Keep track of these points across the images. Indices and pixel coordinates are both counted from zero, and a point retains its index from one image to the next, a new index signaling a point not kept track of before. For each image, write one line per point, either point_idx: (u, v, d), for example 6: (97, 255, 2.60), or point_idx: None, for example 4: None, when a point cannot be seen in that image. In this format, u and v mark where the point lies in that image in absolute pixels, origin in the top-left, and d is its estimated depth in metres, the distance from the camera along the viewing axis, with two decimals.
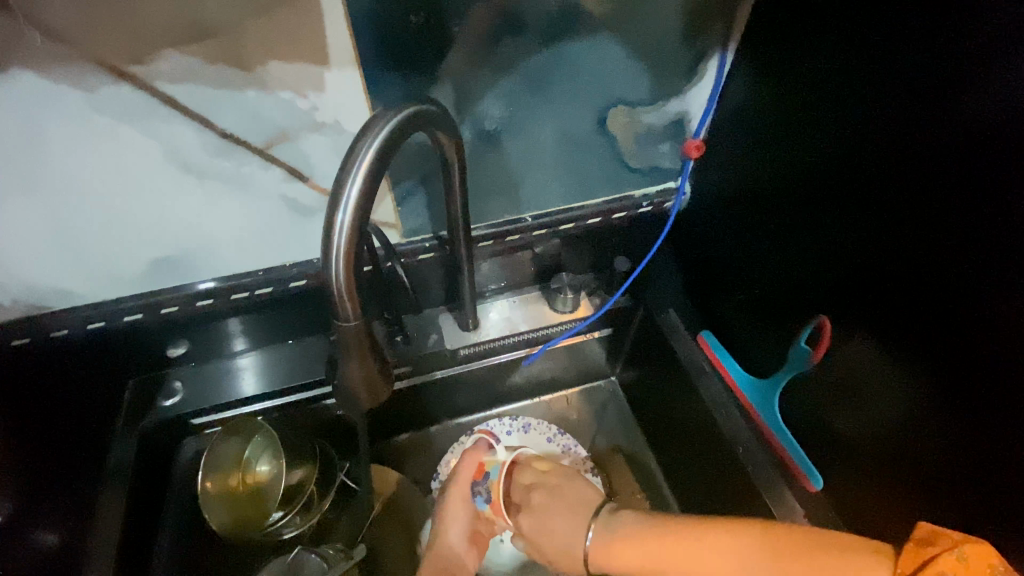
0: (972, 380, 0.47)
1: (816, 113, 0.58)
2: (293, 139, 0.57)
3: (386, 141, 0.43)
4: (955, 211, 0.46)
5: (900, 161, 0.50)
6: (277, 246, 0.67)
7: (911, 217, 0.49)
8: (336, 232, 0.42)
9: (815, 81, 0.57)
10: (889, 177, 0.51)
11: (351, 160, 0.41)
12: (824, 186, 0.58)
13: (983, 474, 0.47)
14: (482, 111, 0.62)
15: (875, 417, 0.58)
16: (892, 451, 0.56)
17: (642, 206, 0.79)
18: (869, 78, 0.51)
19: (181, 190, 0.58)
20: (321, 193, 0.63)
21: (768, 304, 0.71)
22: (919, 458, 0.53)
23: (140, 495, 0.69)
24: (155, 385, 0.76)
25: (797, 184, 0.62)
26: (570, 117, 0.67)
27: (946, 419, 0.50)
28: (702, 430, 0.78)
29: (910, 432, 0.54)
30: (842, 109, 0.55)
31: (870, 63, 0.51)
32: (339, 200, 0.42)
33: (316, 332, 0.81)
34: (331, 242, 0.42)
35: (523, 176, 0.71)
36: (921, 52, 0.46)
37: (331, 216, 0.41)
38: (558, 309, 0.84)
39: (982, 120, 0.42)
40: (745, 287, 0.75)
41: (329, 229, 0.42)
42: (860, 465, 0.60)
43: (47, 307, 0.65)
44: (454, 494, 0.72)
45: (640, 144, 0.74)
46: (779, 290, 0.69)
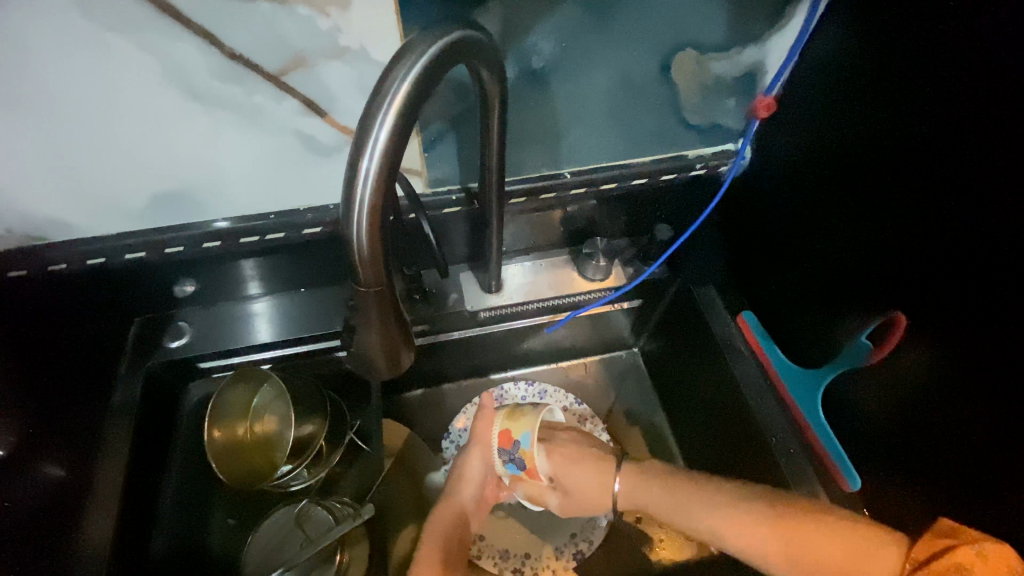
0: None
1: (918, 76, 0.48)
2: (311, 66, 0.49)
3: (421, 75, 0.35)
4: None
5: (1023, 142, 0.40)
6: (291, 188, 0.61)
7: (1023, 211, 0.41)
8: (360, 181, 0.35)
9: (922, 34, 0.47)
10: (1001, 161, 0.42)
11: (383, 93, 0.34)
12: (913, 166, 0.50)
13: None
14: (530, 45, 0.54)
15: (932, 433, 0.52)
16: (948, 472, 0.51)
17: (695, 168, 0.71)
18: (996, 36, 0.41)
19: (185, 119, 0.51)
20: (341, 132, 0.55)
21: (823, 292, 0.64)
22: (978, 485, 0.48)
23: (146, 440, 0.67)
24: (161, 325, 0.72)
25: (879, 160, 0.53)
26: (631, 59, 0.57)
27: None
28: (729, 416, 0.73)
29: (973, 457, 0.48)
30: (951, 72, 0.45)
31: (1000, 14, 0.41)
32: (365, 142, 0.35)
33: (329, 283, 0.76)
34: (354, 190, 0.36)
35: (568, 125, 0.62)
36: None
37: (356, 161, 0.35)
38: (587, 277, 0.78)
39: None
40: (802, 269, 0.67)
41: (351, 176, 0.35)
42: (912, 480, 0.55)
43: (45, 239, 0.60)
44: (474, 443, 0.71)
45: (704, 98, 0.64)
46: (839, 278, 0.61)
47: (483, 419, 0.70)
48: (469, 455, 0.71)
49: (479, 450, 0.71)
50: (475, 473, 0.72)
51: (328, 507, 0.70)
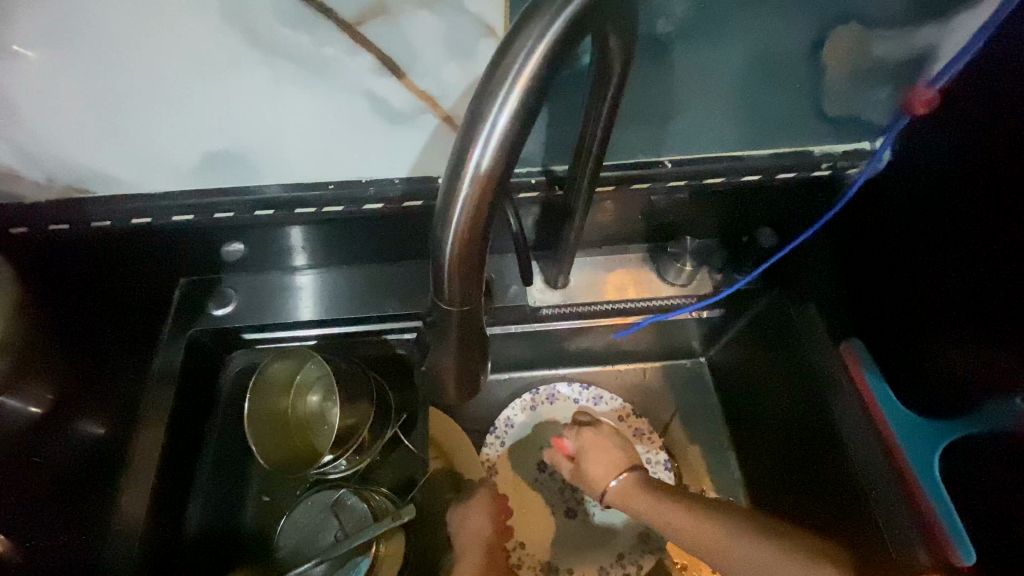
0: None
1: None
2: (396, 16, 0.41)
3: (551, 43, 0.27)
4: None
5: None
6: (355, 157, 0.53)
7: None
8: (468, 177, 0.29)
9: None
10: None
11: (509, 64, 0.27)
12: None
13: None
14: (659, 5, 0.44)
15: None
16: None
17: (820, 167, 0.60)
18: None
19: (245, 69, 0.44)
20: (418, 98, 0.47)
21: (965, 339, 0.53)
22: None
23: (185, 412, 0.64)
24: (206, 290, 0.68)
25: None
26: (775, 32, 0.47)
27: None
28: (816, 447, 0.64)
29: None
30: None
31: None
32: (479, 131, 0.28)
33: (384, 260, 0.70)
34: (456, 191, 0.29)
35: (683, 107, 0.52)
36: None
37: (468, 154, 0.28)
38: (668, 280, 0.69)
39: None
40: (940, 301, 0.56)
41: (459, 168, 0.29)
42: None
43: (90, 192, 0.54)
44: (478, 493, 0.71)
45: (851, 84, 0.53)
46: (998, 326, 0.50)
47: (478, 499, 0.70)
48: (470, 506, 0.69)
49: (484, 501, 0.70)
50: (479, 523, 0.68)
51: (366, 499, 0.66)
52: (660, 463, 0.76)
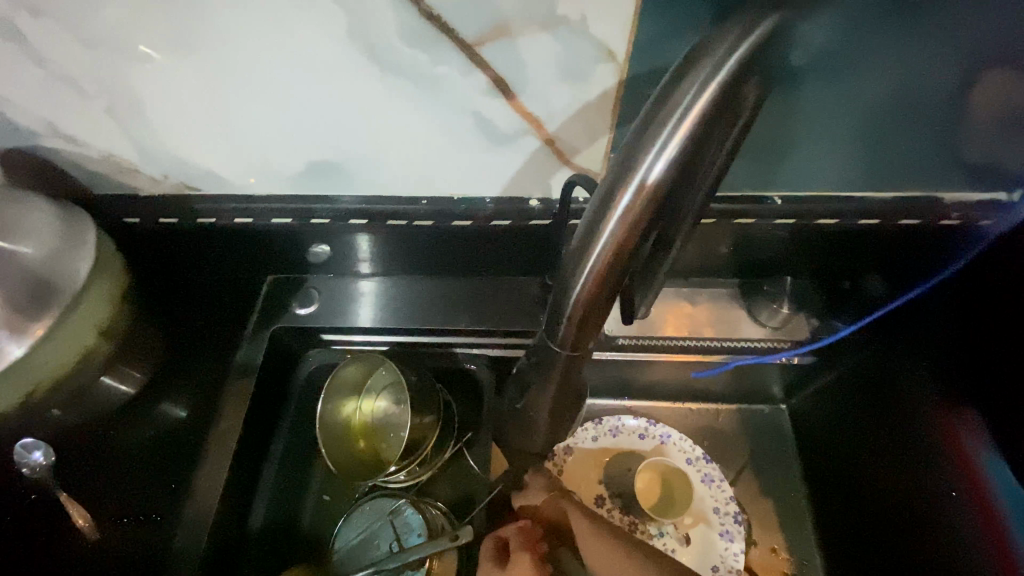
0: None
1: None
2: (516, 38, 0.40)
3: (714, 91, 0.29)
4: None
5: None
6: (451, 174, 0.53)
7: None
8: (620, 211, 0.31)
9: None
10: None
11: (665, 115, 0.29)
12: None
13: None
14: (800, 35, 0.41)
15: None
16: None
17: (948, 217, 0.55)
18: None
19: (360, 84, 0.44)
20: (524, 120, 0.46)
21: None
22: None
23: (260, 408, 0.65)
24: (291, 290, 0.70)
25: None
26: (923, 70, 0.43)
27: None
28: (907, 523, 0.59)
29: None
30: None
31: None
32: (630, 178, 0.30)
33: (461, 274, 0.70)
34: (605, 220, 0.32)
35: (802, 142, 0.49)
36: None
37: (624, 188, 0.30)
38: (758, 320, 0.65)
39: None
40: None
41: (608, 206, 0.31)
42: None
43: (198, 190, 0.57)
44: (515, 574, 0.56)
45: (1000, 128, 0.47)
46: None
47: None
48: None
49: None
50: None
51: (422, 512, 0.65)
52: (730, 514, 0.70)
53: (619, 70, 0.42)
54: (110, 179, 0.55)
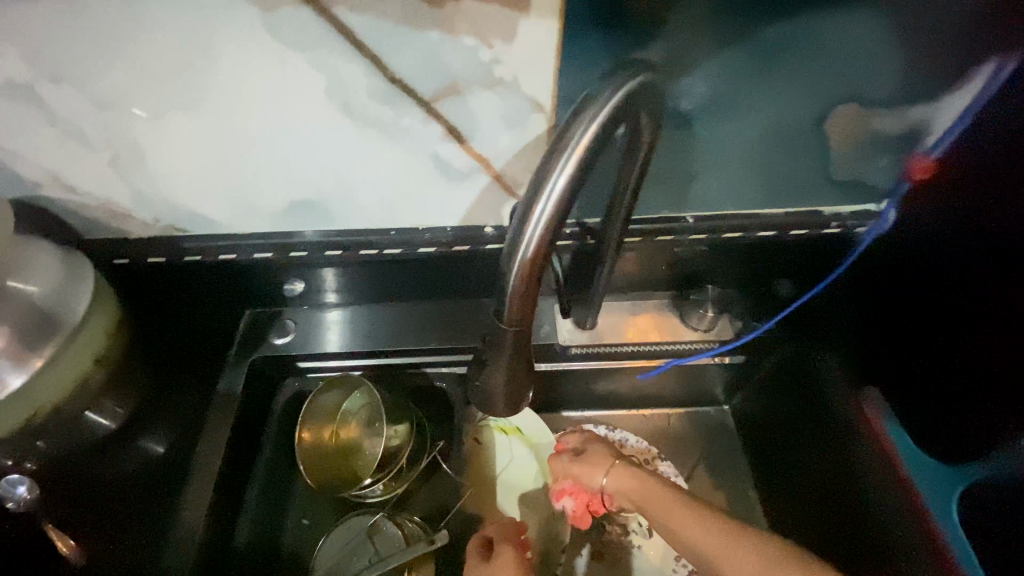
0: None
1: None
2: (464, 94, 0.50)
3: (601, 125, 0.38)
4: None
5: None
6: (417, 208, 0.61)
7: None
8: (535, 219, 0.38)
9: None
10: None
11: (563, 141, 0.37)
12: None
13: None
14: (685, 87, 0.50)
15: None
16: None
17: (830, 226, 0.66)
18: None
19: (335, 134, 0.53)
20: (475, 159, 0.55)
21: (979, 390, 0.55)
22: None
23: (242, 433, 0.69)
24: (269, 322, 0.75)
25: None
26: (786, 111, 0.53)
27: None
28: (837, 498, 0.66)
29: None
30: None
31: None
32: (541, 190, 0.38)
33: (429, 300, 0.76)
34: (526, 227, 0.39)
35: (702, 170, 0.59)
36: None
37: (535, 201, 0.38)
38: (690, 325, 0.75)
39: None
40: (959, 364, 0.57)
41: (526, 216, 0.39)
42: None
43: (186, 230, 0.63)
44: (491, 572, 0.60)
45: (855, 152, 0.59)
46: (1009, 382, 0.53)
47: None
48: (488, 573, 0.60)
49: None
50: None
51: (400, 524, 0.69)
52: None
53: (549, 118, 0.52)
54: (104, 224, 0.61)
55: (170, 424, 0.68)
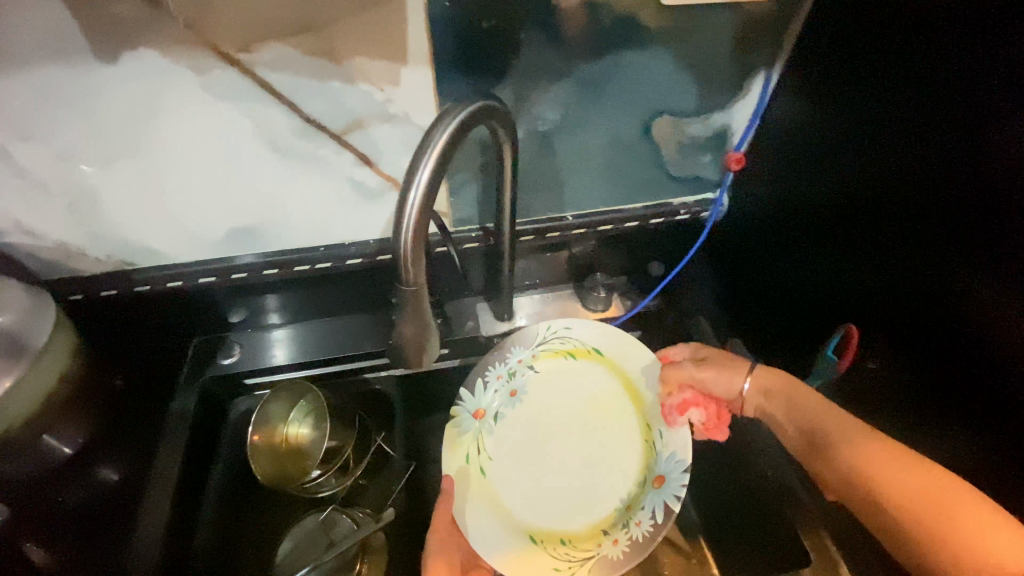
0: (1012, 414, 0.46)
1: (868, 131, 0.58)
2: (367, 127, 0.63)
3: (459, 126, 0.47)
4: (1005, 237, 0.45)
5: (951, 185, 0.50)
6: (342, 224, 0.74)
7: (960, 241, 0.49)
8: (407, 206, 0.46)
9: (874, 96, 0.57)
10: (937, 200, 0.51)
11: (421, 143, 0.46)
12: (868, 209, 0.59)
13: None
14: (537, 112, 0.67)
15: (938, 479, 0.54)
16: None
17: (680, 213, 0.84)
18: (918, 100, 0.52)
19: (264, 167, 0.65)
20: (384, 179, 0.69)
21: (807, 323, 0.71)
22: None
23: (196, 446, 0.76)
24: (215, 345, 0.82)
25: (844, 202, 0.62)
26: (617, 124, 0.71)
27: (983, 456, 0.49)
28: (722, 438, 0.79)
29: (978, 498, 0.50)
30: (891, 131, 0.55)
31: (924, 84, 0.51)
32: (409, 181, 0.46)
33: (363, 311, 0.86)
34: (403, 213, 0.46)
35: (568, 176, 0.76)
36: (985, 76, 0.46)
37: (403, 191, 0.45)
38: (590, 308, 0.88)
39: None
40: (789, 303, 0.74)
41: (400, 204, 0.46)
42: None
43: (135, 264, 0.72)
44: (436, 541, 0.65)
45: (681, 153, 0.78)
46: (819, 312, 0.69)
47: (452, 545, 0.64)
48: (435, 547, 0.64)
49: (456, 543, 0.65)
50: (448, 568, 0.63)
51: (351, 515, 0.76)
52: None
53: None
54: (57, 264, 0.69)
55: (126, 453, 0.73)
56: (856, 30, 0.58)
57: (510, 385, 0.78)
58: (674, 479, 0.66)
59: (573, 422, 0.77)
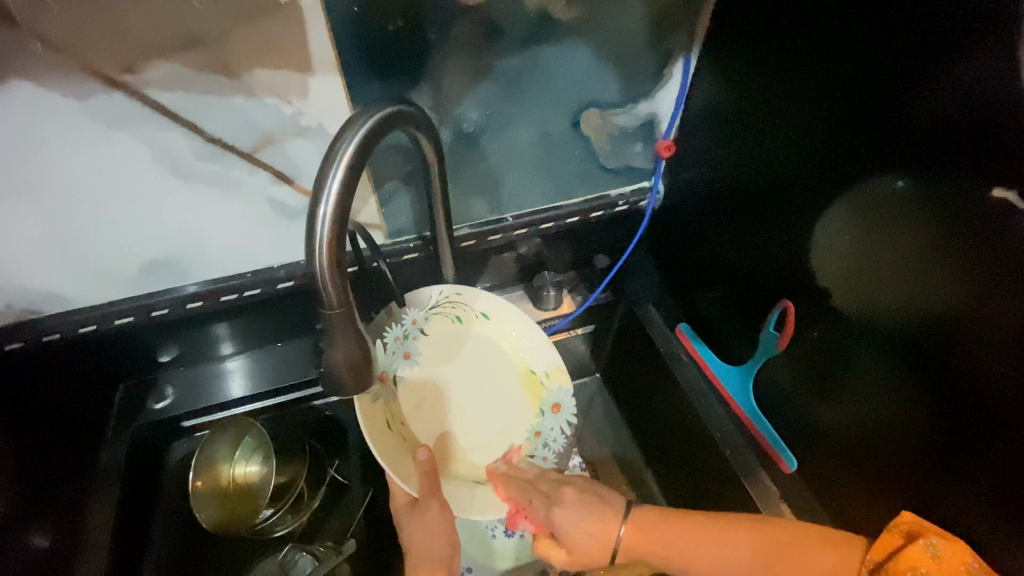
0: (924, 348, 0.50)
1: (784, 107, 0.60)
2: (279, 142, 0.60)
3: (371, 132, 0.45)
4: (914, 202, 0.48)
5: (862, 152, 0.52)
6: (269, 247, 0.70)
7: (869, 200, 0.53)
8: (320, 225, 0.44)
9: (789, 75, 0.59)
10: (852, 167, 0.54)
11: (326, 157, 0.43)
12: (793, 184, 0.61)
13: (951, 457, 0.49)
14: (460, 114, 0.67)
15: (875, 420, 0.57)
16: (878, 442, 0.57)
17: (618, 205, 0.84)
18: (827, 76, 0.54)
19: (171, 193, 0.61)
20: (307, 195, 0.66)
21: (748, 298, 0.73)
22: (912, 456, 0.53)
23: (130, 499, 0.70)
24: (146, 390, 0.77)
25: (770, 181, 0.65)
26: (543, 120, 0.71)
27: (906, 401, 0.53)
28: (680, 423, 0.79)
29: (899, 430, 0.55)
30: (805, 108, 0.57)
31: (830, 60, 0.53)
32: (319, 196, 0.43)
33: (306, 335, 0.82)
34: (314, 234, 0.44)
35: (501, 176, 0.75)
36: (881, 45, 0.48)
37: (311, 210, 0.43)
38: (544, 306, 0.87)
39: (928, 110, 0.46)
40: (730, 280, 0.75)
41: (312, 223, 0.44)
42: (841, 458, 0.63)
43: (40, 312, 0.66)
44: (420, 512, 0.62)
45: (612, 144, 0.79)
46: (758, 286, 0.70)
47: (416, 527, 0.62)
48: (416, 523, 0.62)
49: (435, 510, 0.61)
50: (430, 539, 0.61)
51: (311, 551, 0.71)
52: None
53: None
54: None
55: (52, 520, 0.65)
56: (764, 11, 0.60)
57: (405, 348, 0.73)
58: (568, 406, 0.73)
59: (472, 374, 0.76)
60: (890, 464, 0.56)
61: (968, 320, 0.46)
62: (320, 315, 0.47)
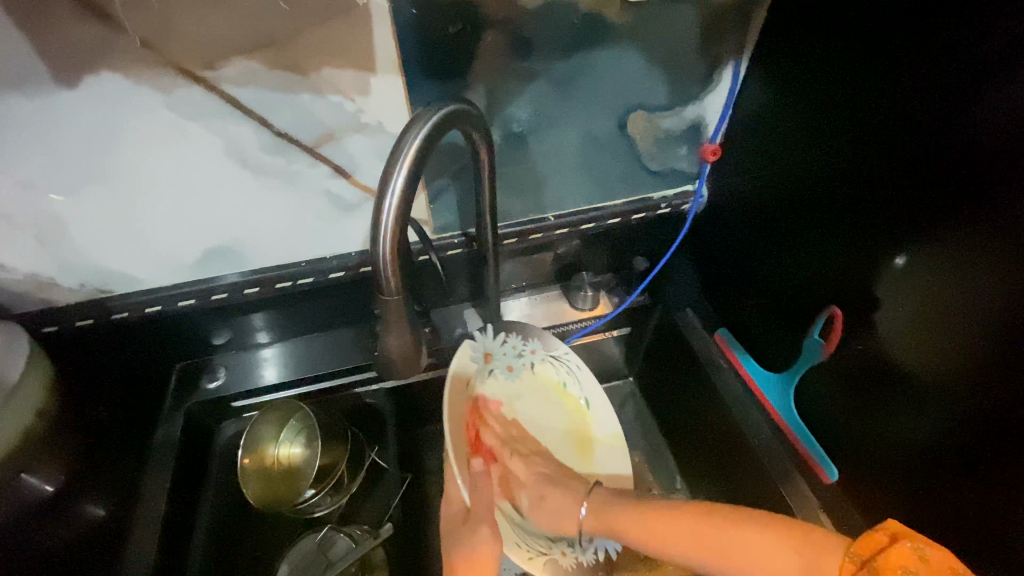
0: (966, 367, 0.49)
1: (833, 112, 0.60)
2: (339, 138, 0.63)
3: (432, 129, 0.47)
4: (968, 214, 0.47)
5: (908, 161, 0.52)
6: (321, 238, 0.73)
7: (922, 214, 0.52)
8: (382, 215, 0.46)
9: (841, 78, 0.58)
10: (895, 176, 0.54)
11: (392, 151, 0.45)
12: (838, 190, 0.61)
13: (991, 479, 0.48)
14: (510, 115, 0.69)
15: (914, 437, 0.56)
16: (917, 460, 0.56)
17: (660, 208, 0.84)
18: (882, 79, 0.54)
19: (235, 182, 0.64)
20: (362, 190, 0.69)
21: (791, 305, 0.72)
22: (952, 477, 0.52)
23: (185, 472, 0.74)
24: (202, 369, 0.81)
25: (816, 186, 0.64)
26: (589, 123, 0.73)
27: (943, 421, 0.52)
28: (716, 428, 0.79)
29: (934, 449, 0.54)
30: (854, 114, 0.57)
31: (883, 65, 0.53)
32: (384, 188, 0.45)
33: (350, 324, 0.85)
34: (376, 222, 0.46)
35: (545, 177, 0.77)
36: (935, 51, 0.48)
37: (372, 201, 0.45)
38: (579, 307, 0.88)
39: (987, 119, 0.45)
40: (770, 287, 0.75)
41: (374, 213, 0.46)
42: (876, 474, 0.62)
43: (111, 292, 0.71)
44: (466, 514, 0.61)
45: (657, 147, 0.79)
46: (800, 292, 0.70)
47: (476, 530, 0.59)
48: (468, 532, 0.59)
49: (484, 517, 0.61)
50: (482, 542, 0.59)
51: (349, 533, 0.73)
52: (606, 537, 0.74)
53: None
54: (29, 297, 0.68)
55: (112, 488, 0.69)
56: (814, 17, 0.60)
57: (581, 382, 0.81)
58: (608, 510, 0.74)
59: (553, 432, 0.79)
60: (928, 480, 0.55)
61: (1010, 331, 0.45)
62: (377, 300, 0.49)
